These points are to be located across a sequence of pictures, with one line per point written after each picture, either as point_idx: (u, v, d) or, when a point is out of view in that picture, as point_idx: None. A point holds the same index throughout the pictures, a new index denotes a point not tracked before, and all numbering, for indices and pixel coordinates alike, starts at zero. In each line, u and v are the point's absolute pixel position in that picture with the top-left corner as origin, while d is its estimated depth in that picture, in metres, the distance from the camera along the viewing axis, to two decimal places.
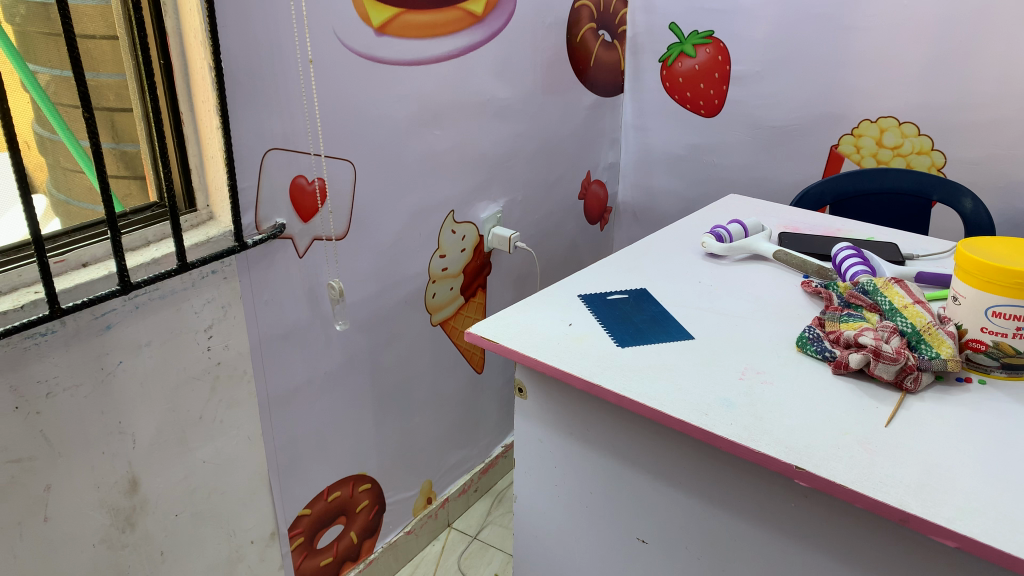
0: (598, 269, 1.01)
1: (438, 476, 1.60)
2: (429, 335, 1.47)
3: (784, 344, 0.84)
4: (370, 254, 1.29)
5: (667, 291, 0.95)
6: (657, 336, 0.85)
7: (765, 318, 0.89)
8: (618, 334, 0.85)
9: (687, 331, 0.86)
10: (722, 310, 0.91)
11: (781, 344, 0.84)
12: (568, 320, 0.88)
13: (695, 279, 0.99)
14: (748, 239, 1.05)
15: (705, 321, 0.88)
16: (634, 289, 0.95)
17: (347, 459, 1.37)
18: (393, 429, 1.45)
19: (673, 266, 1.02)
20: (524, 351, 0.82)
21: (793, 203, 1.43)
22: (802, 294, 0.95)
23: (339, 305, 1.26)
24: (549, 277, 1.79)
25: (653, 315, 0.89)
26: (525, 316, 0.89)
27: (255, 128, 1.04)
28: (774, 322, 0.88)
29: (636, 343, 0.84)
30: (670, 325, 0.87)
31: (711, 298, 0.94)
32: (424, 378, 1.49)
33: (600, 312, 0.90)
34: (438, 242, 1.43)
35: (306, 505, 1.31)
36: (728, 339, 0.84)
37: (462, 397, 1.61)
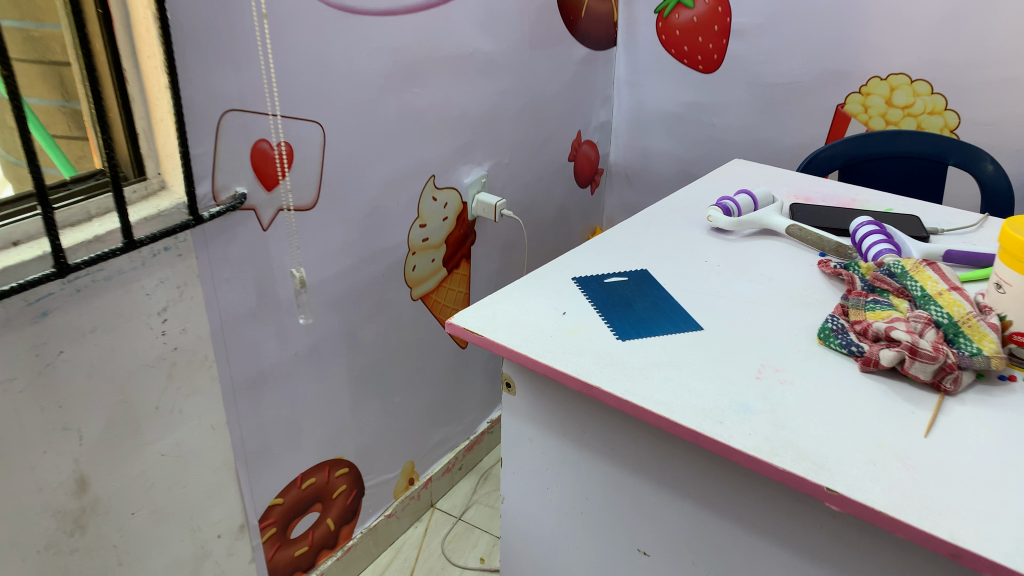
0: (594, 246, 0.92)
1: (420, 456, 1.52)
2: (409, 311, 1.38)
3: (804, 336, 0.75)
4: (342, 224, 1.19)
5: (670, 272, 0.86)
6: (661, 327, 0.76)
7: (781, 304, 0.80)
8: (616, 326, 0.76)
9: (695, 320, 0.77)
10: (733, 295, 0.81)
11: (801, 336, 0.75)
12: (561, 308, 0.79)
13: (699, 258, 0.89)
14: (757, 211, 0.95)
15: (715, 309, 0.79)
16: (633, 271, 0.86)
17: (322, 444, 1.28)
18: (371, 409, 1.36)
19: (676, 243, 0.93)
20: (512, 344, 0.73)
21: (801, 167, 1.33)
22: (820, 276, 0.86)
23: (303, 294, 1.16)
24: (537, 244, 1.69)
25: (654, 303, 0.80)
26: (513, 303, 0.79)
27: (209, 87, 0.93)
28: (791, 309, 0.79)
29: (638, 335, 0.74)
30: (674, 314, 0.78)
31: (720, 280, 0.84)
32: (405, 355, 1.40)
33: (596, 298, 0.81)
34: (418, 210, 1.33)
35: (279, 494, 1.22)
36: (741, 331, 0.75)
37: (446, 373, 1.52)
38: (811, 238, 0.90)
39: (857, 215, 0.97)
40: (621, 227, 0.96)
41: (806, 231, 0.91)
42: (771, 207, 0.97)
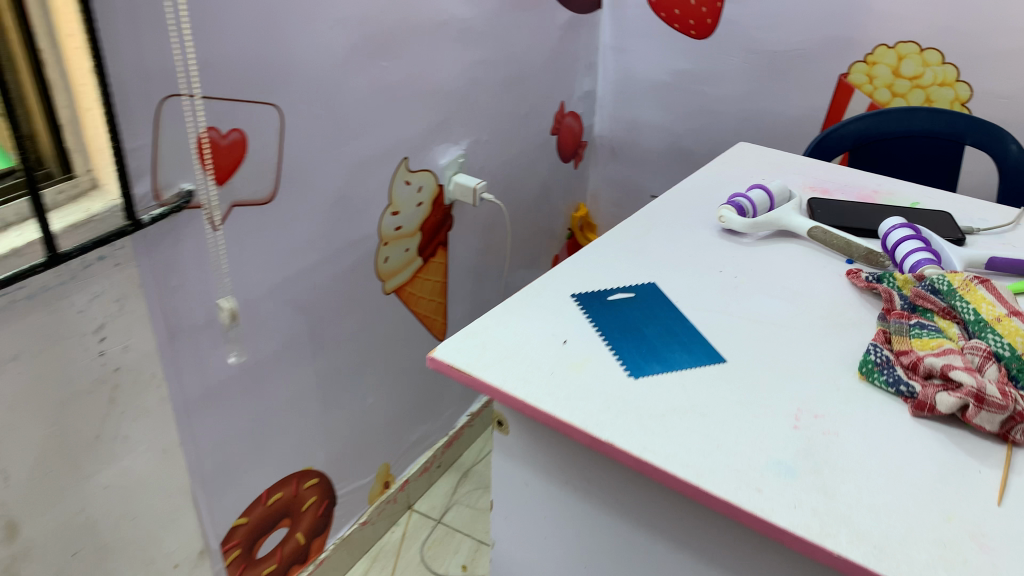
0: (593, 253, 0.81)
1: (396, 457, 1.42)
2: (381, 306, 1.26)
3: (842, 368, 0.65)
4: (306, 216, 1.06)
5: (682, 286, 0.75)
6: (677, 361, 0.65)
7: (812, 328, 0.70)
8: (626, 360, 0.65)
9: (716, 350, 0.67)
10: (756, 316, 0.71)
11: (839, 369, 0.65)
12: (561, 336, 0.68)
13: (713, 267, 0.79)
14: (774, 210, 0.85)
15: (738, 334, 0.69)
16: (640, 285, 0.75)
17: (289, 455, 1.17)
18: (341, 414, 1.25)
19: (685, 247, 0.82)
20: (506, 387, 0.62)
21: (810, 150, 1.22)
22: (850, 289, 0.76)
23: (234, 329, 1.00)
24: (517, 225, 1.58)
25: (666, 327, 0.69)
26: (506, 328, 0.68)
27: (144, 70, 0.79)
28: (824, 332, 0.69)
29: (653, 372, 0.64)
30: (691, 342, 0.67)
31: (740, 296, 0.74)
32: (378, 353, 1.29)
33: (600, 321, 0.70)
34: (390, 196, 1.20)
35: (242, 514, 1.11)
36: (771, 364, 0.65)
37: (422, 368, 1.41)
38: (838, 244, 0.80)
39: (883, 213, 0.87)
40: (622, 227, 0.85)
41: (832, 235, 0.81)
42: (789, 205, 0.86)
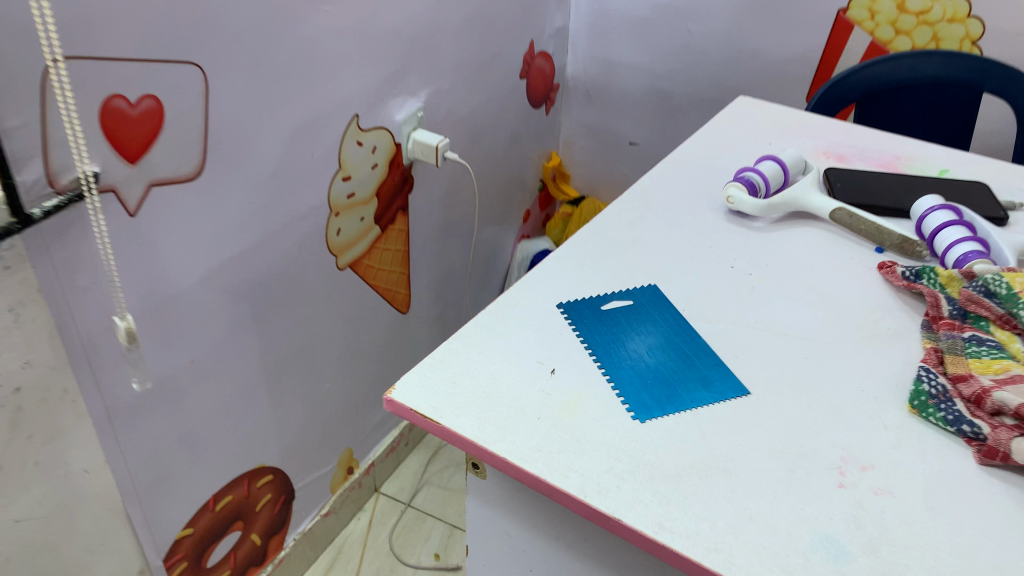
0: (581, 246, 0.68)
1: (360, 440, 1.30)
2: (335, 284, 1.13)
3: (887, 399, 0.54)
4: (241, 191, 0.92)
5: (688, 290, 0.63)
6: (688, 394, 0.54)
7: (845, 343, 0.58)
8: (627, 394, 0.53)
9: (735, 377, 0.55)
10: (780, 329, 0.60)
11: (884, 400, 0.54)
12: (548, 364, 0.56)
13: (722, 261, 0.67)
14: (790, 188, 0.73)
15: (760, 355, 0.57)
16: (638, 292, 0.63)
17: (238, 454, 1.05)
18: (295, 404, 1.13)
19: (687, 236, 0.70)
20: (482, 440, 0.49)
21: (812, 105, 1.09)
22: (884, 287, 0.65)
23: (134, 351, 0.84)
24: (484, 181, 1.44)
25: (672, 348, 0.58)
26: (481, 355, 0.56)
27: (20, 27, 0.63)
28: (860, 350, 0.58)
29: (660, 410, 0.52)
30: (704, 368, 0.56)
31: (758, 301, 0.62)
32: (334, 334, 1.16)
33: (594, 341, 0.58)
34: (339, 159, 1.06)
35: (186, 525, 1.00)
36: (803, 394, 0.54)
37: (385, 344, 1.29)
38: (867, 230, 0.69)
39: (912, 185, 0.76)
40: (612, 210, 0.73)
41: (861, 219, 0.69)
42: (806, 179, 0.74)
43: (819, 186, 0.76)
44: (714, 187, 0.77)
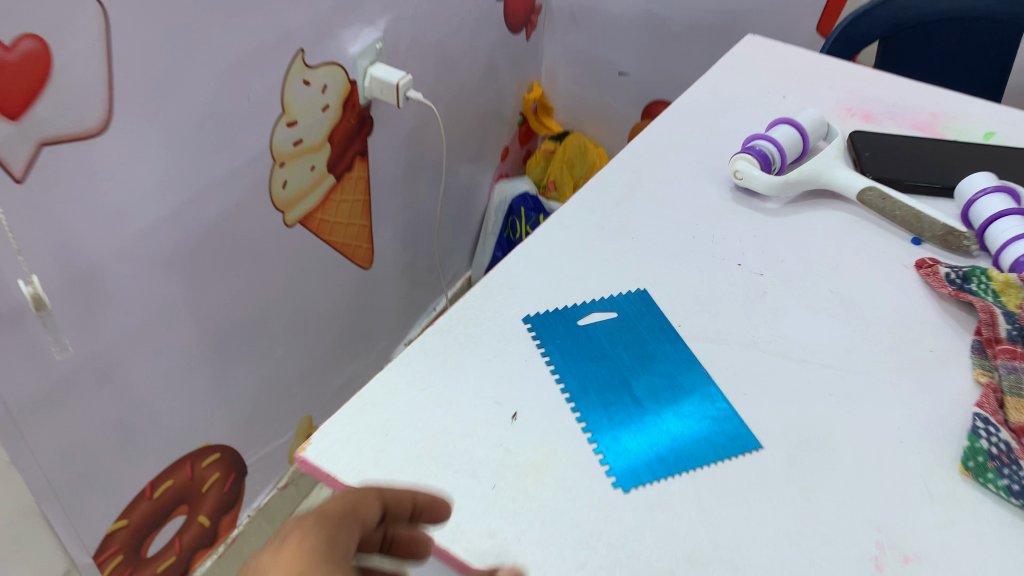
0: (568, 237, 0.60)
1: (320, 406, 1.20)
2: (283, 243, 1.00)
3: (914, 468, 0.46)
4: (162, 145, 0.78)
5: (688, 300, 0.56)
6: (677, 448, 0.47)
7: (869, 372, 0.52)
8: (608, 451, 0.46)
9: (741, 425, 0.48)
10: (797, 348, 0.53)
11: (919, 463, 0.47)
12: (506, 407, 0.48)
13: (727, 257, 0.59)
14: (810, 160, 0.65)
15: (771, 386, 0.50)
16: (620, 299, 0.56)
17: (176, 437, 0.95)
18: (241, 376, 1.02)
19: (685, 220, 0.63)
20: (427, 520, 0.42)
21: (831, 44, 0.97)
22: (916, 294, 0.57)
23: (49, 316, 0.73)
24: (456, 118, 1.29)
25: (660, 383, 0.50)
26: (441, 389, 0.49)
27: None
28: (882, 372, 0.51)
29: (646, 474, 0.45)
30: (697, 414, 0.49)
31: (772, 309, 0.56)
32: (284, 297, 1.04)
33: (567, 373, 0.51)
34: (284, 103, 0.91)
35: (120, 516, 0.90)
36: (819, 442, 0.47)
37: (345, 303, 1.17)
38: (900, 217, 0.62)
39: (948, 153, 0.67)
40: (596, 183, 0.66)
41: (894, 201, 0.62)
42: (830, 152, 0.67)
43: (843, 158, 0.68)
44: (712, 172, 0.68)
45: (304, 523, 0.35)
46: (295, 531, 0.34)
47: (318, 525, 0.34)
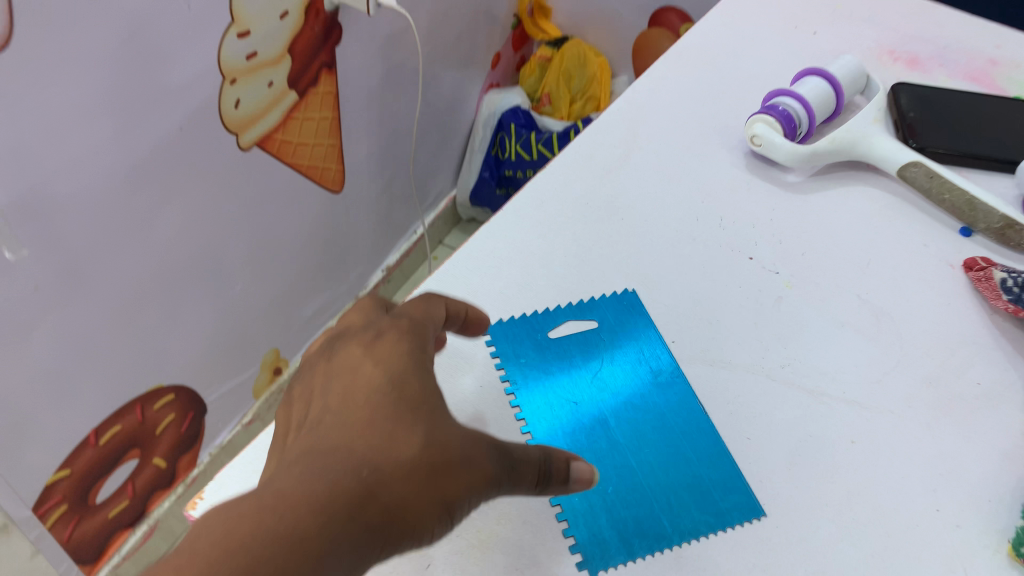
0: (558, 222, 0.60)
1: (288, 339, 1.13)
2: (235, 170, 0.89)
3: (936, 549, 0.45)
4: (85, 65, 0.66)
5: (685, 304, 0.55)
6: (655, 509, 0.46)
7: (889, 404, 0.50)
8: (580, 518, 0.46)
9: (743, 480, 0.47)
10: (811, 370, 0.52)
11: None
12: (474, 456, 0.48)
13: (740, 250, 0.58)
14: (848, 127, 0.63)
15: (775, 421, 0.49)
16: (604, 306, 0.55)
17: (121, 382, 0.87)
18: (194, 315, 0.93)
19: (683, 194, 0.62)
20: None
21: None
22: (962, 304, 0.55)
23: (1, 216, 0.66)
24: (440, 23, 1.15)
25: (644, 421, 0.50)
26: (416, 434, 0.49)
27: None
28: (886, 403, 0.50)
29: (621, 551, 0.45)
30: (681, 466, 0.48)
31: (786, 318, 0.54)
32: (241, 229, 0.94)
33: (540, 409, 0.51)
34: (232, 11, 0.78)
35: (61, 466, 0.84)
36: (826, 481, 0.47)
37: (312, 232, 1.08)
38: (948, 203, 0.58)
39: (1001, 109, 0.64)
40: (592, 139, 0.65)
41: (945, 184, 0.58)
42: (870, 114, 0.64)
43: (887, 123, 0.65)
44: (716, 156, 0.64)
45: (398, 324, 0.47)
46: (395, 332, 0.45)
47: (412, 332, 0.46)
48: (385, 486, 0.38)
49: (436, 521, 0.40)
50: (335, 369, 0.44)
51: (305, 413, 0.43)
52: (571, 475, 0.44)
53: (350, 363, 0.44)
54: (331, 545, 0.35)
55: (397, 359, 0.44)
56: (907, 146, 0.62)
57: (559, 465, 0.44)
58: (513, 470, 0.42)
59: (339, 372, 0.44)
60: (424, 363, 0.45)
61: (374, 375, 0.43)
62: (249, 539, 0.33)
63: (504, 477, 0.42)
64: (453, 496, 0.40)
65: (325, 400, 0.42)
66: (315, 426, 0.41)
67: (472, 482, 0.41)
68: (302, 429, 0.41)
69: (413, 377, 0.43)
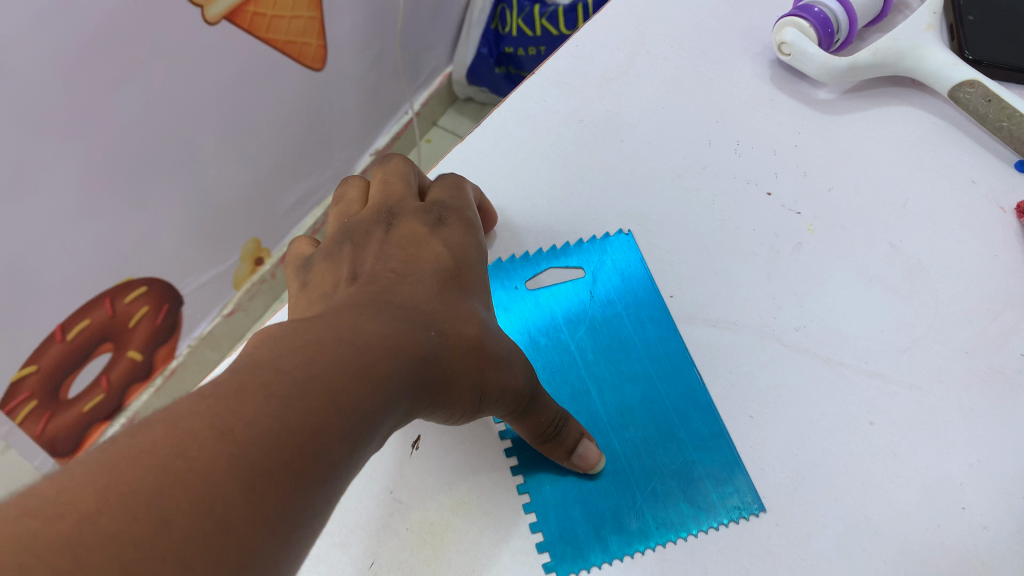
0: (568, 140, 0.60)
1: (269, 227, 1.08)
2: (200, 50, 0.80)
3: (949, 555, 0.43)
4: None
5: (692, 249, 0.55)
6: (634, 497, 0.46)
7: (918, 380, 0.48)
8: (551, 511, 0.46)
9: (740, 465, 0.47)
10: (830, 334, 0.50)
11: None
12: (461, 435, 0.49)
13: (760, 184, 0.57)
14: (895, 37, 0.58)
15: (784, 392, 0.48)
16: (593, 258, 0.55)
17: (86, 277, 0.82)
18: (164, 206, 0.87)
19: (695, 111, 0.61)
20: (345, 539, 0.46)
21: None
22: (1009, 257, 0.52)
23: None
24: None
25: (629, 395, 0.50)
26: None
27: None
28: (885, 358, 0.49)
29: (596, 549, 0.45)
30: (667, 450, 0.48)
31: (806, 268, 0.53)
32: (212, 114, 0.86)
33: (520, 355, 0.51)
34: None
35: (27, 363, 0.81)
36: (836, 467, 0.46)
37: (291, 115, 1.00)
38: (1005, 130, 0.54)
39: None
40: (592, 36, 0.66)
41: (1004, 109, 0.54)
42: (923, 19, 0.59)
43: (943, 26, 0.60)
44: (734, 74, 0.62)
45: (461, 214, 0.50)
46: (461, 223, 0.49)
47: (471, 224, 0.50)
48: (446, 349, 0.39)
49: (471, 399, 0.41)
50: (400, 242, 0.47)
51: (369, 269, 0.45)
52: (577, 450, 0.46)
53: (419, 239, 0.47)
54: (399, 374, 0.35)
55: (461, 246, 0.48)
56: (962, 59, 0.58)
57: (571, 428, 0.46)
58: (534, 401, 0.44)
59: (406, 245, 0.47)
60: (481, 258, 0.49)
61: (441, 253, 0.46)
62: (329, 361, 0.32)
63: (529, 396, 0.44)
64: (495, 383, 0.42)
65: (391, 264, 0.45)
66: (384, 280, 0.43)
67: (511, 384, 0.43)
68: (367, 279, 0.44)
69: (474, 267, 0.47)
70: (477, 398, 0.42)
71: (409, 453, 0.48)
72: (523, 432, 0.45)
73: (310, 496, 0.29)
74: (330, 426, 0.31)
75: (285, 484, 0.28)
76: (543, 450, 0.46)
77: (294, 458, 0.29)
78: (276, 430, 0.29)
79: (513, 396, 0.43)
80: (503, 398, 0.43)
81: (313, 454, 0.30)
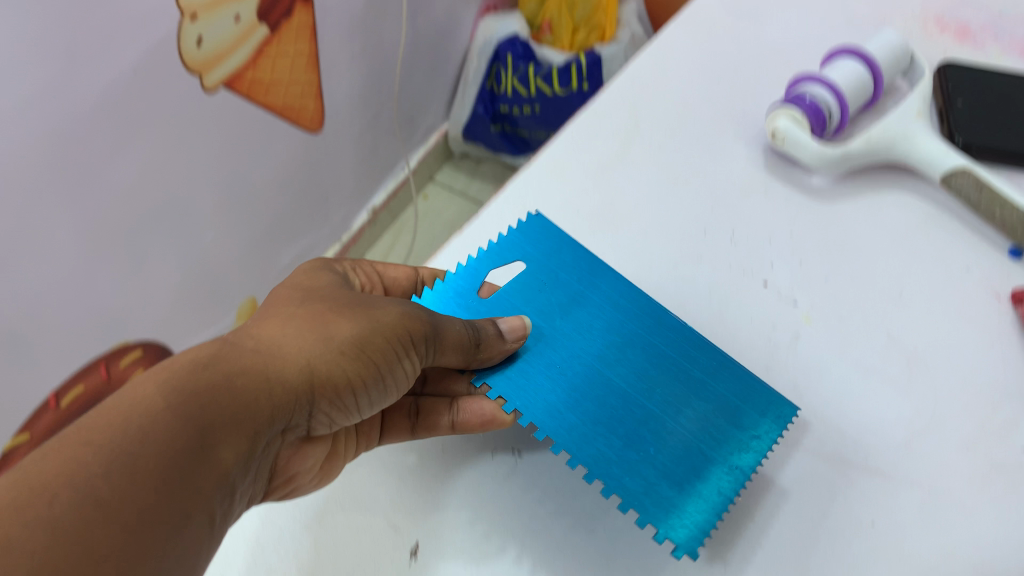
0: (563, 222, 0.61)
1: (264, 288, 1.09)
2: (197, 115, 0.80)
3: None
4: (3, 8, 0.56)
5: None
6: (694, 446, 0.47)
7: (923, 477, 0.49)
8: (642, 495, 0.45)
9: (758, 389, 0.49)
10: (830, 430, 0.51)
11: None
12: (458, 542, 0.49)
13: (755, 272, 0.57)
14: (888, 126, 0.60)
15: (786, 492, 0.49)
16: (528, 245, 0.54)
17: (82, 344, 0.82)
18: (160, 270, 0.87)
19: (689, 198, 0.62)
20: None
21: None
22: (1007, 347, 0.53)
23: None
24: None
25: (635, 358, 0.50)
26: (411, 511, 0.51)
27: None
28: (881, 451, 0.50)
29: (700, 508, 0.45)
30: (698, 394, 0.49)
31: (806, 360, 0.54)
32: (209, 177, 0.87)
33: (516, 382, 0.49)
34: None
35: (19, 432, 0.80)
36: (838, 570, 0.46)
37: (288, 176, 1.00)
38: (999, 219, 0.55)
39: None
40: (587, 122, 0.66)
41: (997, 199, 0.55)
42: (912, 107, 0.60)
43: (932, 112, 0.62)
44: (730, 160, 0.63)
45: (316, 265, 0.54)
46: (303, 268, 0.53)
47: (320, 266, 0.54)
48: (260, 345, 0.43)
49: (344, 360, 0.44)
50: None
51: None
52: (500, 328, 0.49)
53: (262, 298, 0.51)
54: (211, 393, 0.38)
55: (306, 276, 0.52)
56: (953, 143, 0.59)
57: (482, 323, 0.48)
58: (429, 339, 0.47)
59: None
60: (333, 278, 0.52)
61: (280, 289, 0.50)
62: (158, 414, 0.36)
63: (421, 326, 0.47)
64: (364, 343, 0.45)
65: None
66: None
67: (384, 318, 0.46)
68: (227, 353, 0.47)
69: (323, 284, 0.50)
70: (355, 354, 0.45)
71: (408, 565, 0.49)
72: (450, 358, 0.48)
73: (147, 546, 0.33)
74: (163, 472, 0.35)
75: (118, 532, 0.33)
76: (480, 359, 0.48)
77: (105, 510, 0.33)
78: (101, 488, 0.33)
79: (399, 334, 0.46)
80: (388, 345, 0.46)
81: (139, 499, 0.34)
